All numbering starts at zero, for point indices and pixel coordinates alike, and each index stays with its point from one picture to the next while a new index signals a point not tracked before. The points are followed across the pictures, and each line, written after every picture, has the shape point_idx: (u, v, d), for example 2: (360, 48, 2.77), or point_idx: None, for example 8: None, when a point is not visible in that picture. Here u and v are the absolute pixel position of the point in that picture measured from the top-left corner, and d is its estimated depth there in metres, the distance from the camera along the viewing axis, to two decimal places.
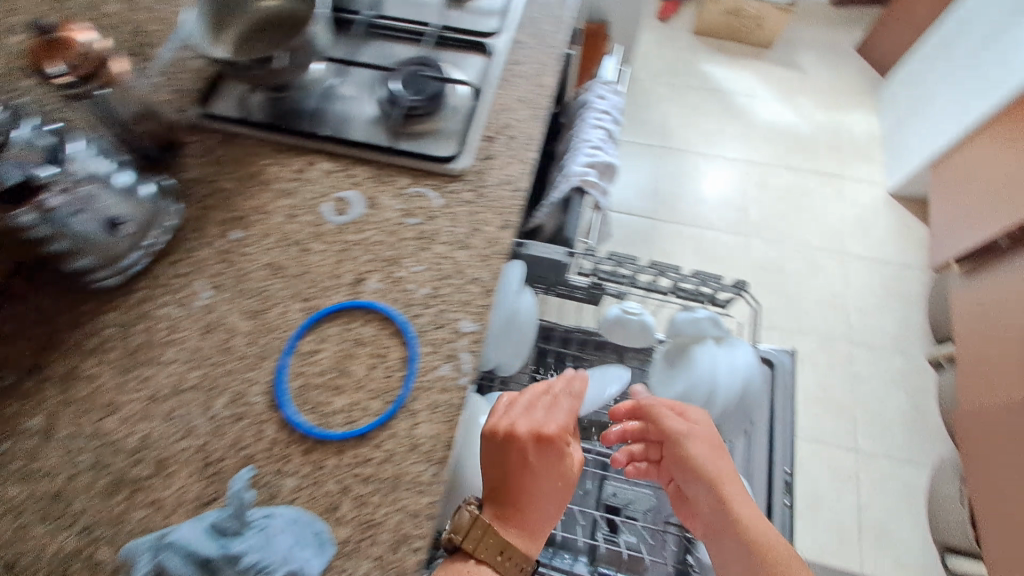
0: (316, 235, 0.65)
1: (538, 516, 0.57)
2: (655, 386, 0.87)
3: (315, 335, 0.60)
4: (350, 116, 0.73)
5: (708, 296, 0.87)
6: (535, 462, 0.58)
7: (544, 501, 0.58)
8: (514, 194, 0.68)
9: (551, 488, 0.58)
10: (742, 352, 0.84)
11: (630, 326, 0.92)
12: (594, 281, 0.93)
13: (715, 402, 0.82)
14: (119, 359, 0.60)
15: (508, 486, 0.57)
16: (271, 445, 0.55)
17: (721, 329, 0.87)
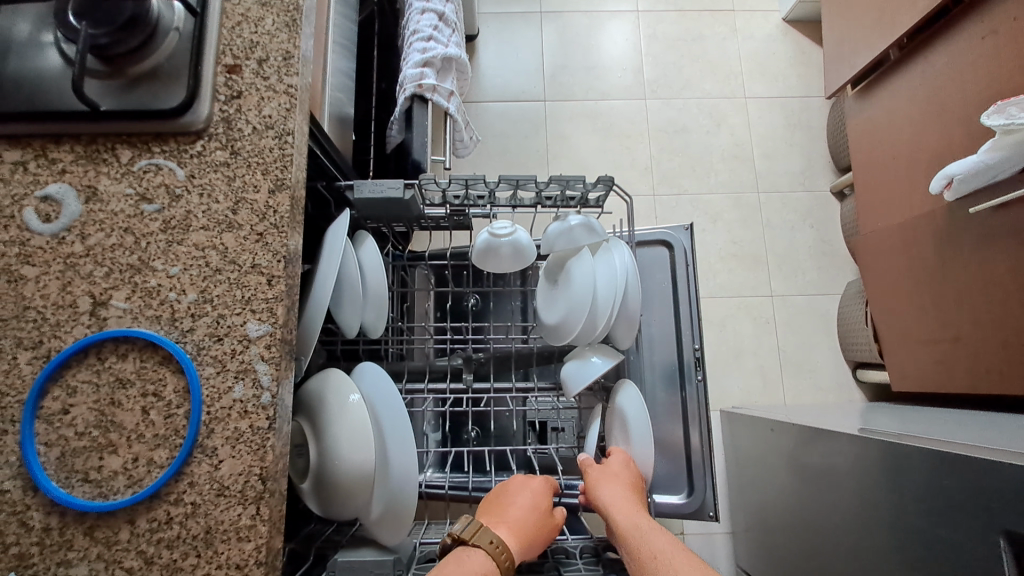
0: (24, 256, 0.49)
1: (526, 547, 0.61)
2: (543, 313, 0.80)
3: (63, 388, 0.47)
4: (31, 76, 0.53)
5: (580, 200, 0.75)
6: (542, 491, 0.68)
7: (540, 532, 0.63)
8: (281, 140, 0.52)
9: (546, 523, 0.64)
10: (619, 258, 0.74)
11: (500, 251, 0.81)
12: (450, 209, 0.79)
13: (597, 318, 0.73)
14: None
15: (512, 505, 0.65)
16: (43, 535, 0.44)
17: (598, 233, 0.75)
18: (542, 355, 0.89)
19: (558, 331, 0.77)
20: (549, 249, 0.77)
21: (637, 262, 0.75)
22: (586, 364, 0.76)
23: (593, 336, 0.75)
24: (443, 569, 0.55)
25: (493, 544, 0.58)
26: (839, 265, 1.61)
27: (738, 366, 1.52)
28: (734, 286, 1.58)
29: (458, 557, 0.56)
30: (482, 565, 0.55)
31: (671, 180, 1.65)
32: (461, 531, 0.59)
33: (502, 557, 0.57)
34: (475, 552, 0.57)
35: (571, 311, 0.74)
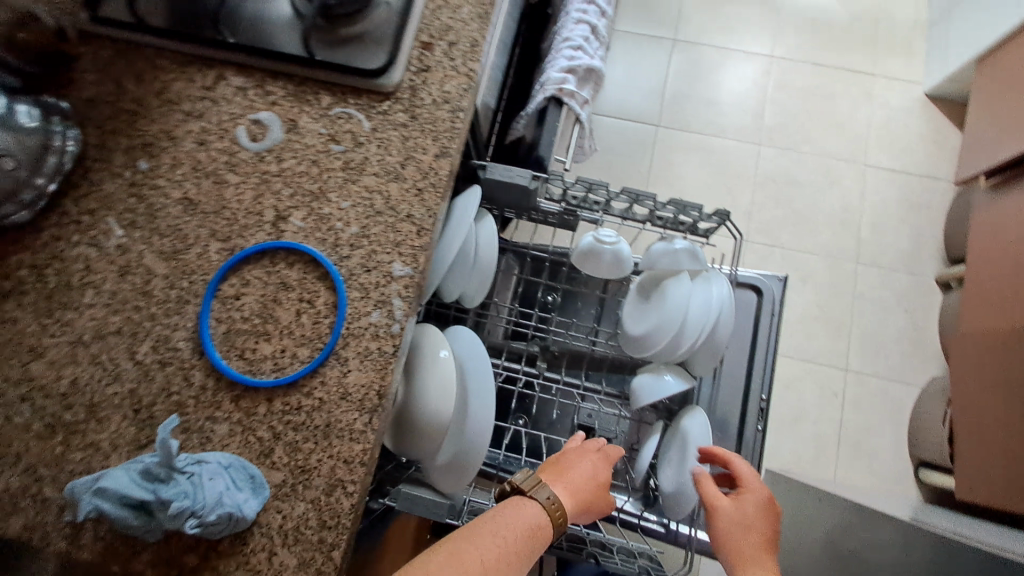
0: (230, 165, 0.59)
1: (579, 509, 0.65)
2: (627, 322, 0.84)
3: (239, 279, 0.56)
4: (264, 18, 0.62)
5: (692, 225, 0.79)
6: (601, 463, 0.71)
7: (593, 500, 0.67)
8: (454, 115, 0.59)
9: (600, 493, 0.68)
10: (717, 289, 0.77)
11: (602, 258, 0.86)
12: (565, 209, 0.84)
13: (683, 342, 0.76)
14: (34, 301, 0.57)
15: (573, 470, 0.68)
16: (199, 391, 0.53)
17: (699, 262, 0.79)
18: (613, 366, 0.96)
19: (640, 343, 0.81)
20: (648, 266, 0.82)
21: (734, 295, 0.78)
22: (657, 380, 0.79)
23: (674, 357, 0.78)
24: (503, 514, 0.60)
25: (550, 500, 0.62)
26: (925, 356, 1.53)
27: (791, 430, 1.48)
28: (806, 349, 1.54)
29: (515, 505, 0.61)
30: (537, 518, 0.60)
31: (767, 230, 1.63)
32: (521, 483, 0.64)
33: (556, 514, 0.61)
34: (532, 505, 0.61)
35: (659, 328, 0.78)
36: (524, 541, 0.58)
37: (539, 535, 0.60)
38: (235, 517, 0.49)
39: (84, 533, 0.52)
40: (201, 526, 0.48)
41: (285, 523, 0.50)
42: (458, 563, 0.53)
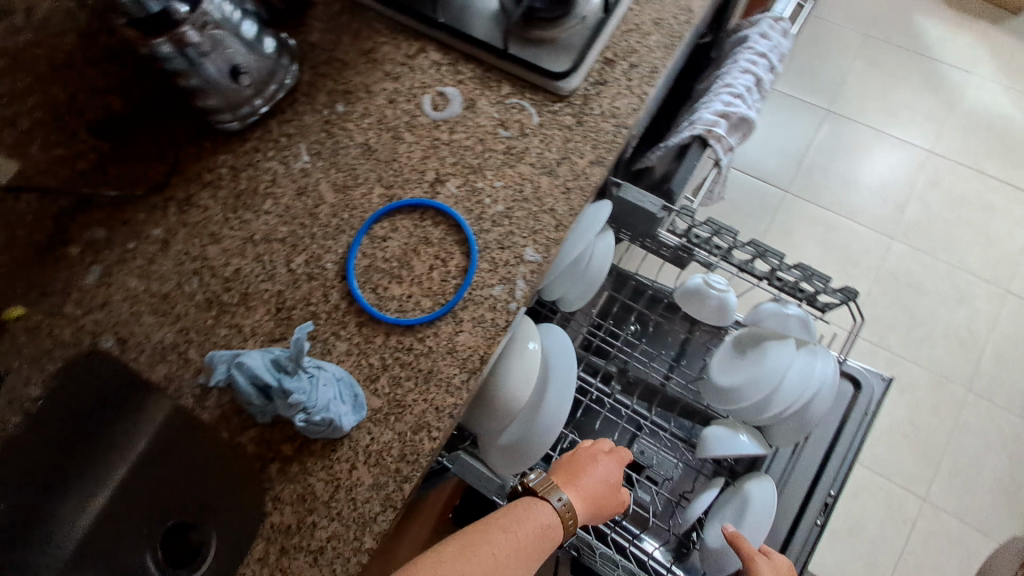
0: (410, 125, 0.67)
1: (590, 511, 0.69)
2: (714, 367, 0.83)
3: (389, 223, 0.63)
4: (471, 6, 0.69)
5: (812, 295, 0.77)
6: (613, 466, 0.74)
7: (603, 503, 0.71)
8: (617, 129, 0.63)
9: (611, 496, 0.72)
10: (826, 366, 0.76)
11: (706, 302, 0.86)
12: (683, 245, 0.85)
13: (774, 407, 0.76)
14: (225, 197, 0.67)
15: (587, 474, 0.72)
16: (333, 309, 0.61)
17: (809, 333, 0.79)
18: (684, 412, 0.96)
19: (726, 392, 0.81)
20: (755, 321, 0.83)
21: (838, 377, 0.77)
22: (733, 434, 0.79)
23: (757, 418, 0.78)
24: (514, 513, 0.62)
25: (564, 504, 0.65)
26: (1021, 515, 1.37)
27: (845, 541, 1.37)
28: (886, 463, 1.42)
29: (527, 505, 0.64)
30: (547, 518, 0.63)
31: (877, 328, 1.52)
32: (534, 483, 0.67)
33: (568, 518, 0.65)
34: (542, 502, 0.65)
35: (754, 385, 0.77)
36: (535, 540, 0.61)
37: (546, 537, 0.62)
38: (335, 424, 0.55)
39: (211, 396, 0.61)
40: (307, 422, 0.54)
41: (371, 445, 0.56)
42: (473, 549, 0.56)
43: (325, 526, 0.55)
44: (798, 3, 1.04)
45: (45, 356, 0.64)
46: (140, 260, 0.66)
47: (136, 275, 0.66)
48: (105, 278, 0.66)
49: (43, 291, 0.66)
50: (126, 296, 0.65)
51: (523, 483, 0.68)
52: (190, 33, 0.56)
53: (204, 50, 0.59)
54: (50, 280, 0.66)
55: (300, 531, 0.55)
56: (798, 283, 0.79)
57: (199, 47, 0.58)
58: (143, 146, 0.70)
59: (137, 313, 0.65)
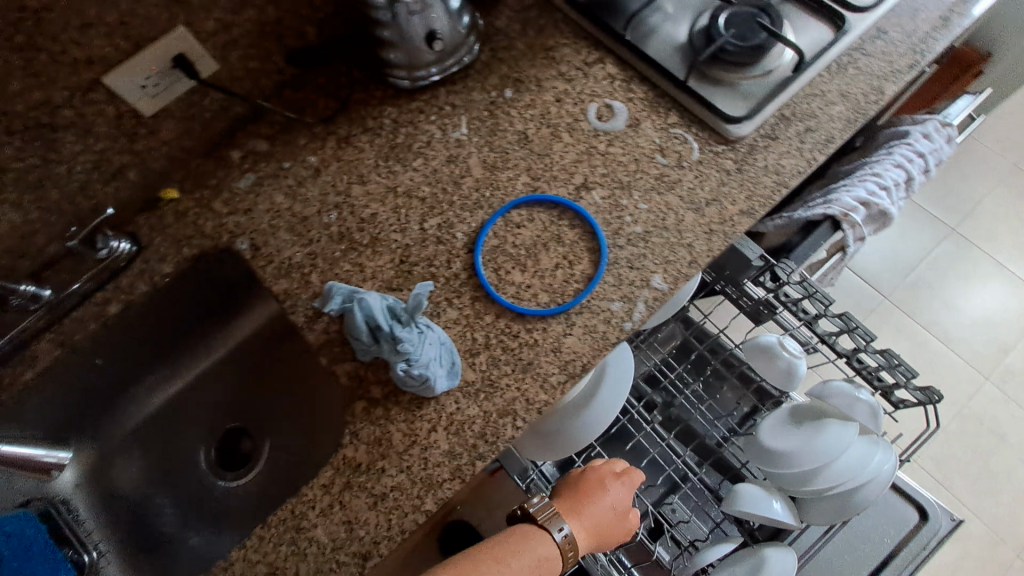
0: (571, 127, 0.68)
1: (596, 541, 0.67)
2: (766, 426, 0.80)
3: (527, 213, 0.65)
4: (661, 32, 0.70)
5: (890, 386, 0.74)
6: (623, 495, 0.70)
7: (609, 533, 0.68)
8: (776, 187, 0.62)
9: (617, 527, 0.69)
10: (889, 459, 0.72)
11: (775, 364, 0.81)
12: (766, 299, 0.81)
13: (822, 482, 0.73)
14: (380, 145, 0.71)
15: (593, 504, 0.68)
16: (452, 277, 0.63)
17: (876, 424, 0.76)
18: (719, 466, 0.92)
19: (773, 453, 0.78)
20: (821, 396, 0.79)
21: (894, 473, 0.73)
22: (766, 494, 0.77)
23: (796, 490, 0.76)
24: (512, 543, 0.61)
25: (566, 539, 0.63)
26: None
27: None
28: None
29: (524, 535, 0.62)
30: (544, 551, 0.61)
31: (943, 465, 1.42)
32: (534, 511, 0.65)
33: (568, 554, 0.63)
34: (540, 533, 0.63)
35: (807, 455, 0.74)
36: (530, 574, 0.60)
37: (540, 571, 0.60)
38: (428, 382, 0.56)
39: (319, 322, 0.64)
40: (405, 374, 0.56)
41: (455, 414, 0.58)
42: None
43: (393, 475, 0.56)
44: (970, 113, 1.00)
45: (185, 240, 0.70)
46: (290, 181, 0.71)
47: (284, 193, 0.71)
48: (255, 188, 0.71)
49: (200, 183, 0.72)
50: (270, 209, 0.70)
51: (523, 509, 0.66)
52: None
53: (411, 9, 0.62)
54: (209, 176, 0.73)
55: (368, 472, 0.57)
56: (877, 371, 0.76)
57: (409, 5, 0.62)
58: (321, 80, 0.75)
59: (275, 227, 0.69)
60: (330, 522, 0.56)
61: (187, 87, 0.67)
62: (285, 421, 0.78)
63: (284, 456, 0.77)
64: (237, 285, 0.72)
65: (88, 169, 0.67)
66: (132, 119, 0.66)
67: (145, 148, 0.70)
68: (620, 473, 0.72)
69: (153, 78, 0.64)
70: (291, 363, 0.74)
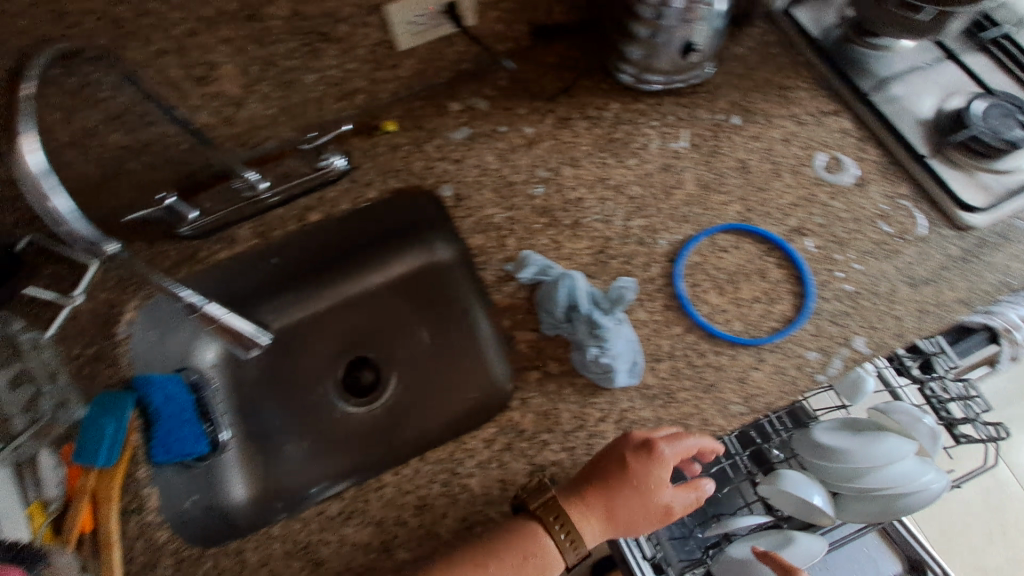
0: (795, 170, 0.68)
1: (616, 526, 0.54)
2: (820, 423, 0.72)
3: (735, 240, 0.65)
4: (906, 100, 0.70)
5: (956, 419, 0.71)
6: (647, 474, 0.53)
7: (629, 520, 0.54)
8: (992, 288, 0.62)
9: (640, 514, 0.54)
10: (941, 479, 0.68)
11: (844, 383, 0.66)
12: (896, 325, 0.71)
13: (871, 482, 0.68)
14: (597, 134, 0.72)
15: (604, 490, 0.54)
16: (649, 280, 0.64)
17: (933, 447, 0.71)
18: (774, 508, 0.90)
19: (828, 446, 0.70)
20: (885, 411, 0.74)
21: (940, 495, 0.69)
22: (810, 478, 0.71)
23: (841, 485, 0.70)
24: (498, 539, 0.52)
25: (567, 538, 0.52)
26: None
27: None
28: None
29: (512, 532, 0.52)
30: (535, 549, 0.51)
31: None
32: (528, 501, 0.54)
33: (572, 550, 0.52)
34: (535, 530, 0.52)
35: (865, 453, 0.68)
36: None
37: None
38: (610, 374, 0.58)
39: (506, 285, 0.66)
40: (593, 359, 0.58)
41: (627, 412, 0.59)
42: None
43: (554, 450, 0.58)
44: None
45: (392, 172, 0.73)
46: (502, 144, 0.73)
47: (494, 154, 0.72)
48: (468, 142, 0.74)
49: (417, 123, 0.76)
50: (478, 166, 0.72)
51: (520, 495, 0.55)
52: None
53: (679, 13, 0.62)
54: (427, 120, 0.76)
55: (530, 440, 0.59)
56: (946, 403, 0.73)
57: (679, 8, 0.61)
58: (551, 58, 0.77)
59: (480, 184, 0.71)
60: (486, 476, 0.58)
61: (443, 33, 0.70)
62: (419, 362, 0.83)
63: (406, 395, 0.82)
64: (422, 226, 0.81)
65: (330, 83, 0.71)
66: (385, 48, 0.69)
67: (381, 78, 0.73)
68: (650, 453, 0.53)
69: (422, 17, 0.67)
70: (445, 309, 0.83)
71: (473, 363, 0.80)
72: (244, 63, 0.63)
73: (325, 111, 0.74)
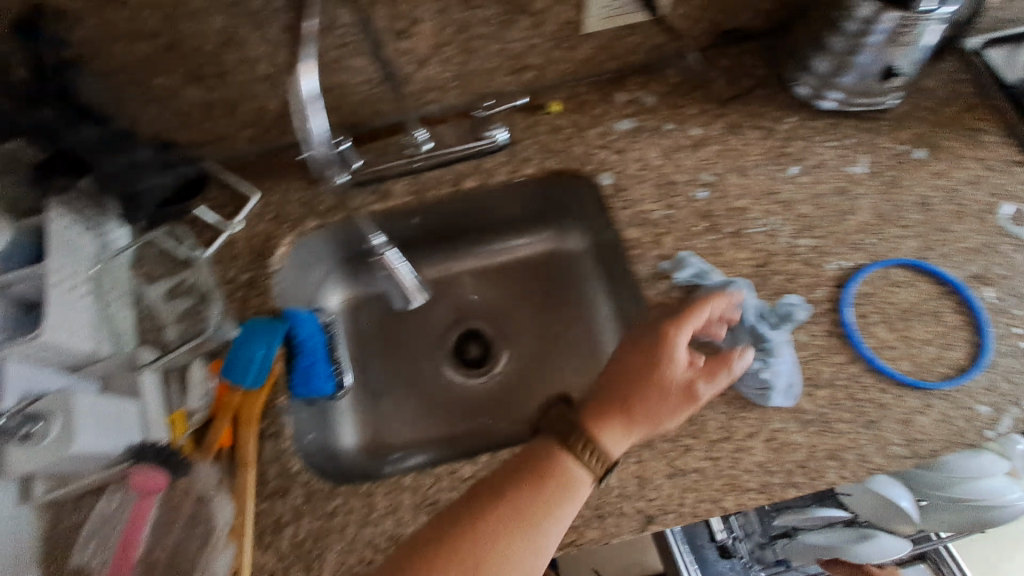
0: (978, 217, 0.66)
1: (646, 424, 0.53)
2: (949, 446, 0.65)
3: (910, 277, 0.64)
4: None
5: None
6: (653, 359, 0.55)
7: (656, 412, 0.53)
8: None
9: (662, 398, 0.54)
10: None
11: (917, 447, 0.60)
12: None
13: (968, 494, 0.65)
14: (769, 147, 0.71)
15: (618, 389, 0.55)
16: (814, 302, 0.63)
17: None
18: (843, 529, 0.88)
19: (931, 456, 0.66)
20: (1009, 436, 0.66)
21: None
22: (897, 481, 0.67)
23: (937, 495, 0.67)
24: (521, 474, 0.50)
25: (586, 447, 0.51)
26: None
27: None
28: None
29: (530, 454, 0.52)
30: (553, 465, 0.50)
31: None
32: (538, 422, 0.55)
33: (595, 459, 0.51)
34: (551, 446, 0.52)
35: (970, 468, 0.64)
36: (542, 503, 0.49)
37: (560, 495, 0.49)
38: (767, 391, 0.58)
39: (660, 282, 0.64)
40: (752, 374, 0.58)
41: (777, 432, 0.58)
42: (463, 541, 0.46)
43: (698, 457, 0.58)
44: None
45: (552, 152, 0.73)
46: (668, 141, 0.72)
47: (659, 150, 0.71)
48: (633, 134, 0.73)
49: (582, 109, 0.75)
50: (640, 158, 0.71)
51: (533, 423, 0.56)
52: (888, 15, 0.58)
53: (886, 34, 0.60)
54: (591, 107, 0.75)
55: (673, 442, 0.58)
56: None
57: (888, 29, 0.59)
58: (724, 64, 0.76)
59: (642, 178, 0.70)
60: (623, 469, 0.58)
61: (632, 22, 0.70)
62: (533, 343, 0.84)
63: (516, 374, 0.83)
64: (560, 213, 0.82)
65: (509, 56, 0.70)
66: (573, 28, 0.69)
67: (557, 57, 0.72)
68: (656, 340, 0.56)
69: (619, 2, 0.67)
70: (567, 296, 0.84)
71: (586, 354, 0.81)
72: (443, 24, 0.64)
73: (494, 83, 0.74)
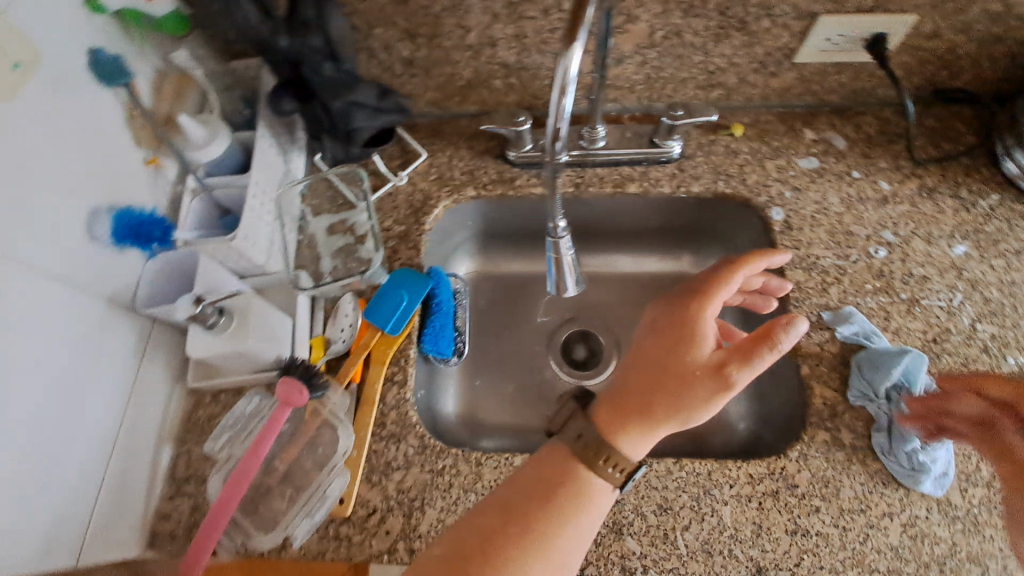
0: None
1: (664, 413, 0.48)
2: None
3: None
4: None
5: None
6: (666, 343, 0.51)
7: (673, 397, 0.48)
8: None
9: (680, 383, 0.48)
10: None
11: None
12: None
13: None
14: (963, 219, 0.66)
15: (629, 379, 0.51)
16: None
17: None
18: None
19: None
20: None
21: None
22: None
23: None
24: (528, 488, 0.49)
25: (595, 451, 0.49)
26: None
27: None
28: None
29: (535, 464, 0.51)
30: (559, 473, 0.49)
31: None
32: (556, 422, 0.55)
33: (611, 463, 0.49)
34: (557, 452, 0.51)
35: None
36: (552, 515, 0.47)
37: (572, 504, 0.48)
38: (918, 474, 0.54)
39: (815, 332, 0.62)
40: (907, 452, 0.54)
41: (919, 519, 0.54)
42: (482, 562, 0.45)
43: (825, 521, 0.55)
44: None
45: (723, 175, 0.71)
46: (851, 191, 0.69)
47: (839, 198, 0.68)
48: (814, 174, 0.70)
49: (763, 137, 0.73)
50: (818, 201, 0.68)
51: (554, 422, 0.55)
52: None
53: None
54: (774, 138, 0.73)
55: (801, 498, 0.56)
56: None
57: None
58: (927, 123, 0.72)
59: (816, 221, 0.67)
60: (741, 512, 0.56)
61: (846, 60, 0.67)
62: None
63: None
64: (706, 240, 0.81)
65: (708, 70, 0.69)
66: (783, 55, 0.67)
67: (753, 81, 0.71)
68: (676, 325, 0.52)
69: (842, 38, 0.64)
70: None
71: None
72: (657, 26, 0.64)
73: (680, 93, 0.73)
